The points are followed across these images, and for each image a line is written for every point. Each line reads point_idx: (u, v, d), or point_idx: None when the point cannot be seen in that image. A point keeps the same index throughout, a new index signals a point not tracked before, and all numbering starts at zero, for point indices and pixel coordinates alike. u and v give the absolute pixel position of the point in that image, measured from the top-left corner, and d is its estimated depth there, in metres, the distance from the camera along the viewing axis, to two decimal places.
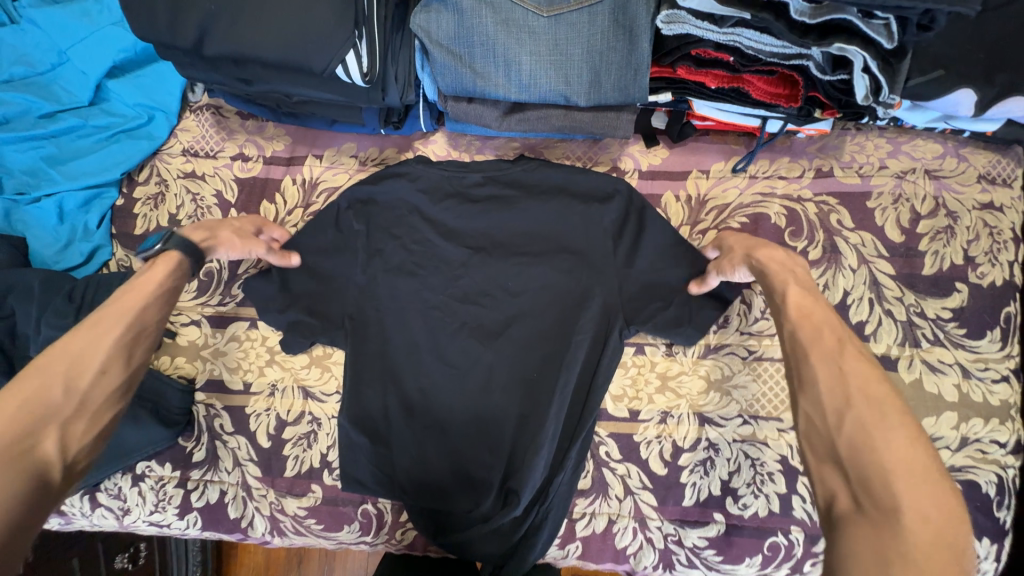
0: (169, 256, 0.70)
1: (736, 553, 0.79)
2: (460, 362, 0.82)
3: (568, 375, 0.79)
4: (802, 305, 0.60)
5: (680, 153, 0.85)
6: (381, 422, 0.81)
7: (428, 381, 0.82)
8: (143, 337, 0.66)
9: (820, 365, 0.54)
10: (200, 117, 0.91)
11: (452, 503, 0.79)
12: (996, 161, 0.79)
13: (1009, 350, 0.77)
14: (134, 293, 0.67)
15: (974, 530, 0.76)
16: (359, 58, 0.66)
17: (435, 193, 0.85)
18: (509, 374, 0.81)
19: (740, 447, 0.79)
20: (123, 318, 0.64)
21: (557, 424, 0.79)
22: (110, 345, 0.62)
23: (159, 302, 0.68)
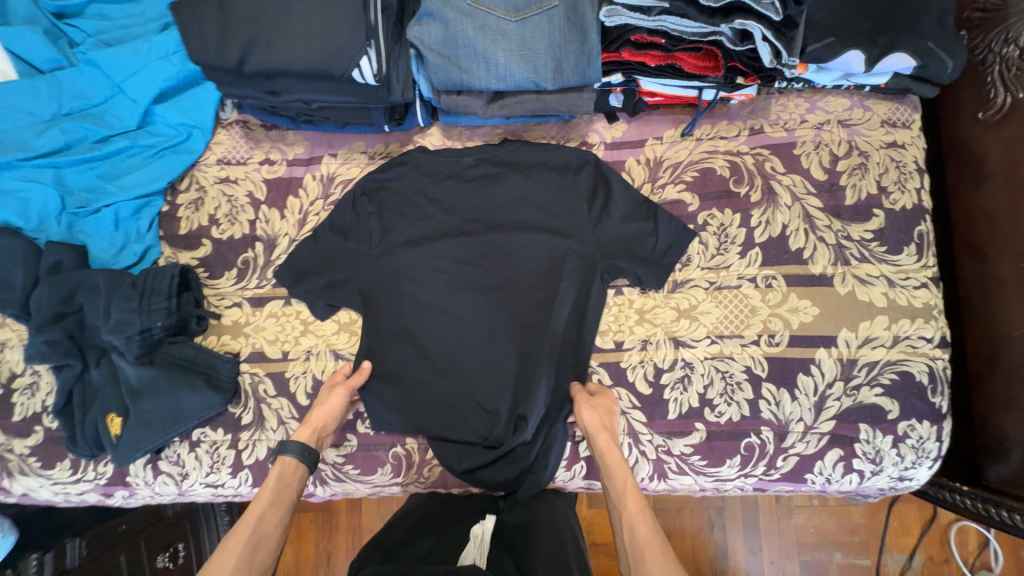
0: (284, 459, 0.87)
1: (717, 455, 0.92)
2: (467, 311, 0.96)
3: (562, 320, 0.95)
4: (638, 506, 0.81)
5: (637, 125, 1.01)
6: (401, 366, 0.96)
7: (442, 332, 0.96)
8: (260, 550, 0.79)
9: (654, 568, 0.74)
10: (230, 131, 1.06)
11: (467, 432, 0.94)
12: (895, 108, 0.96)
13: (925, 262, 0.92)
14: (251, 513, 0.82)
15: (915, 415, 0.90)
16: (371, 61, 0.82)
17: (436, 176, 1.01)
18: (512, 325, 0.95)
19: (711, 363, 0.92)
20: (240, 541, 0.79)
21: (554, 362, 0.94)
22: (233, 565, 0.77)
23: (272, 508, 0.83)
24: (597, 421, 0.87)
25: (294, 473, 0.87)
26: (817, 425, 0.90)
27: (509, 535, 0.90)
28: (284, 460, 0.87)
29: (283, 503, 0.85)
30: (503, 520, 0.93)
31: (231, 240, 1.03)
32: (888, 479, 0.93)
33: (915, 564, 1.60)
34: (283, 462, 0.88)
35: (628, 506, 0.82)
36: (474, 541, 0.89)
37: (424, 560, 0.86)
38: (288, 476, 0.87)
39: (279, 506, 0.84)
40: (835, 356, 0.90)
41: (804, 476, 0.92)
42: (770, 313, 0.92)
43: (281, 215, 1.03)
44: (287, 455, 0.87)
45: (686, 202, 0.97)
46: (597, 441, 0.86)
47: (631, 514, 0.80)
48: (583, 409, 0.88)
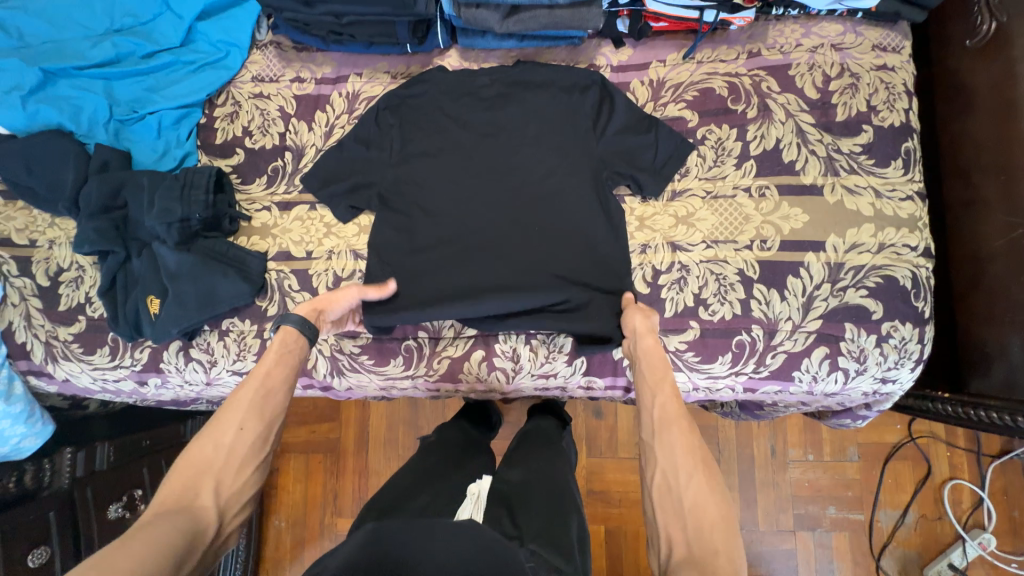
0: (285, 328, 0.87)
1: (710, 352, 0.98)
2: (488, 235, 1.03)
3: (577, 252, 1.01)
4: (674, 391, 0.81)
5: (642, 50, 1.08)
6: (421, 278, 1.02)
7: (460, 245, 1.03)
8: (268, 403, 0.82)
9: (679, 436, 0.75)
10: (265, 51, 1.15)
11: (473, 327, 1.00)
12: (886, 35, 1.02)
13: (911, 176, 0.98)
14: (258, 370, 0.83)
15: (898, 316, 0.96)
16: None
17: (453, 94, 1.08)
18: (524, 248, 1.02)
19: (706, 266, 0.99)
20: (249, 392, 0.81)
21: (565, 287, 0.99)
22: (246, 411, 0.79)
23: (281, 367, 0.84)
24: (643, 325, 0.90)
25: (294, 338, 0.87)
26: (805, 324, 0.96)
27: (509, 493, 0.97)
28: (287, 331, 0.88)
29: (286, 364, 0.85)
30: (503, 476, 1.02)
31: (263, 150, 1.12)
32: (872, 381, 0.98)
33: (908, 521, 1.63)
34: (287, 331, 0.87)
35: (662, 386, 0.82)
36: (471, 499, 0.98)
37: (423, 511, 0.90)
38: (288, 344, 0.87)
39: (282, 366, 0.85)
40: (823, 260, 0.96)
41: (791, 374, 0.98)
42: (763, 220, 0.98)
43: (309, 127, 1.12)
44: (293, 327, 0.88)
45: (686, 118, 1.04)
46: (643, 342, 0.89)
47: (663, 394, 0.81)
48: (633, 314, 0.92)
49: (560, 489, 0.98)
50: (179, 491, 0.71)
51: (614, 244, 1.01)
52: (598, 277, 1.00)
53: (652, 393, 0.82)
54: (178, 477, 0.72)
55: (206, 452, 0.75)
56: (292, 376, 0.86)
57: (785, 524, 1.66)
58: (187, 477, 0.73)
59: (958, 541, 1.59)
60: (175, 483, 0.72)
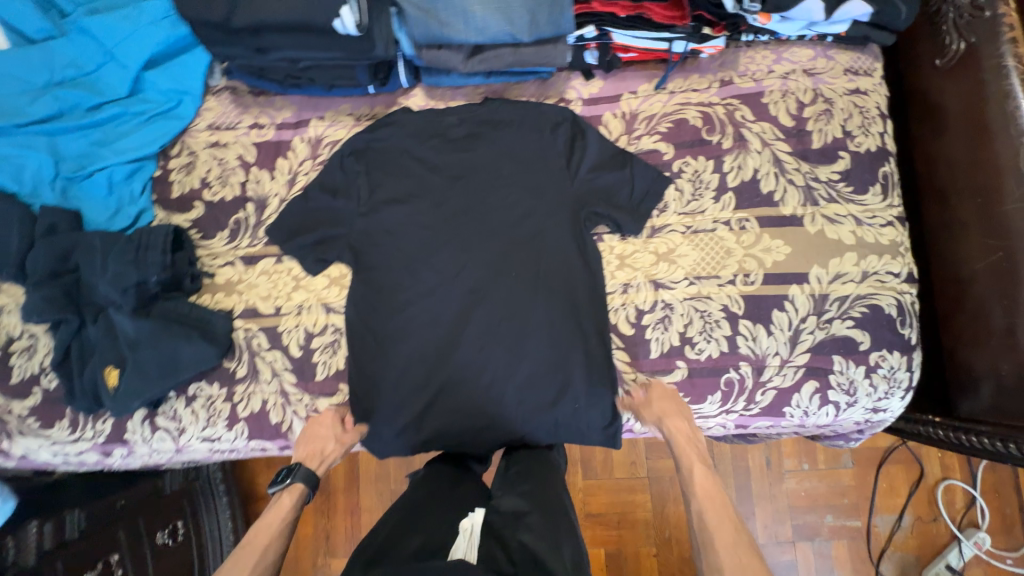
0: (293, 486, 0.91)
1: (699, 392, 0.96)
2: (461, 311, 1.00)
3: (559, 301, 0.98)
4: (710, 493, 0.81)
5: (613, 81, 1.05)
6: (403, 378, 0.99)
7: (439, 330, 1.00)
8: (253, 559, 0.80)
9: (722, 550, 0.73)
10: (220, 97, 1.10)
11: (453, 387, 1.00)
12: (857, 58, 1.01)
13: (890, 201, 0.97)
14: (260, 526, 0.85)
15: (885, 345, 0.94)
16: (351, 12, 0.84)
17: (420, 135, 1.04)
18: (506, 342, 0.99)
19: (690, 303, 0.96)
20: (242, 552, 0.81)
21: (546, 353, 0.98)
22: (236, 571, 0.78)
23: (275, 538, 0.84)
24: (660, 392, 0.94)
25: (293, 495, 0.91)
26: (793, 358, 0.94)
27: (503, 529, 0.83)
28: (291, 492, 0.91)
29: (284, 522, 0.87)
30: (498, 505, 0.88)
31: (223, 202, 1.06)
32: (862, 412, 0.96)
33: (904, 524, 1.62)
34: (297, 489, 0.92)
35: (695, 490, 0.83)
36: (465, 536, 0.82)
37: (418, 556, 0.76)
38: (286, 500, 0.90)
39: (278, 523, 0.86)
40: (808, 292, 0.94)
41: (782, 410, 0.96)
42: (744, 254, 0.96)
43: (271, 176, 1.06)
44: (300, 487, 0.92)
45: (661, 151, 1.01)
46: (670, 431, 0.90)
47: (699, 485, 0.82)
48: (648, 410, 0.93)
49: (560, 515, 0.84)
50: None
51: (594, 286, 0.98)
52: (581, 372, 0.98)
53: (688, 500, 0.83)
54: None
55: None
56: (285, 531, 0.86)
57: (784, 537, 1.64)
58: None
59: (953, 542, 1.59)
60: None
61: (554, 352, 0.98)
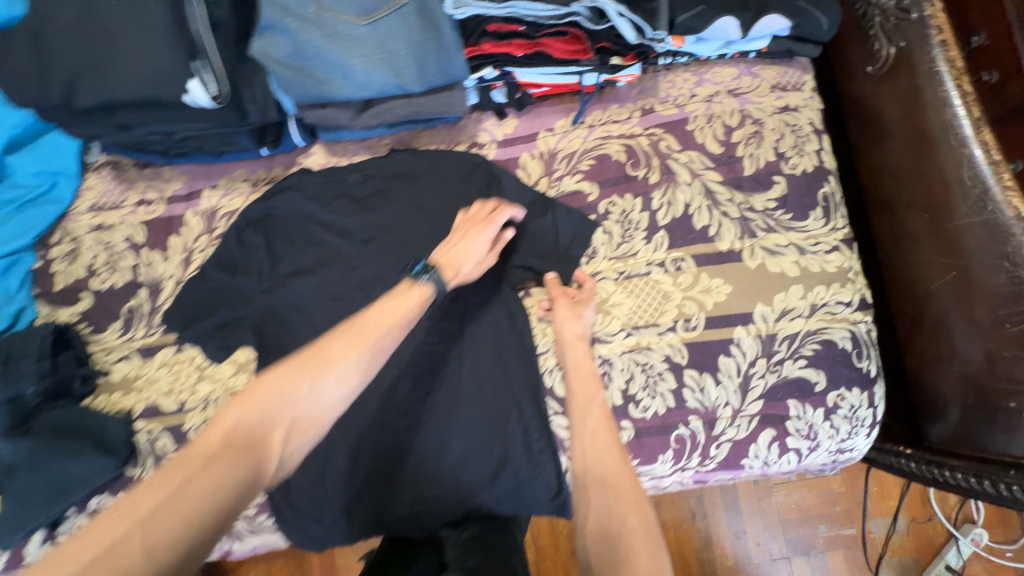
0: (422, 288, 0.76)
1: (649, 453, 0.87)
2: (383, 387, 0.91)
3: (488, 367, 0.90)
4: (603, 417, 0.78)
5: (527, 119, 0.97)
6: (325, 471, 0.89)
7: (360, 411, 0.90)
8: (282, 415, 0.62)
9: (607, 466, 0.72)
10: (100, 173, 1.01)
11: (381, 476, 0.89)
12: (783, 72, 0.94)
13: (833, 224, 0.90)
14: (325, 355, 0.66)
15: (843, 383, 0.86)
16: (203, 83, 0.73)
17: (323, 197, 0.95)
18: (435, 418, 0.90)
19: (630, 357, 0.88)
20: (263, 394, 0.62)
21: (479, 426, 0.89)
22: (254, 422, 0.61)
23: (286, 386, 0.63)
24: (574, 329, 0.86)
25: (380, 329, 0.70)
26: (745, 407, 0.86)
27: None
28: (413, 294, 0.75)
29: (370, 350, 0.69)
30: None
31: (112, 290, 0.96)
32: (828, 454, 0.89)
33: (900, 526, 1.45)
34: (420, 289, 0.76)
35: (591, 416, 0.78)
36: None
37: None
38: (339, 351, 0.67)
39: (350, 368, 0.67)
40: (754, 333, 0.86)
41: (740, 463, 0.88)
42: (683, 297, 0.88)
43: (164, 256, 0.96)
44: (429, 289, 0.76)
45: (585, 192, 0.93)
46: (572, 366, 0.84)
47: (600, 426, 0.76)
48: (565, 308, 0.86)
49: None
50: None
51: (525, 348, 0.90)
52: (520, 444, 0.89)
53: (582, 419, 0.78)
54: (106, 564, 0.48)
55: (138, 507, 0.51)
56: (358, 389, 0.68)
57: (778, 553, 1.45)
58: (95, 551, 0.49)
59: (952, 540, 1.42)
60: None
61: (489, 425, 0.89)
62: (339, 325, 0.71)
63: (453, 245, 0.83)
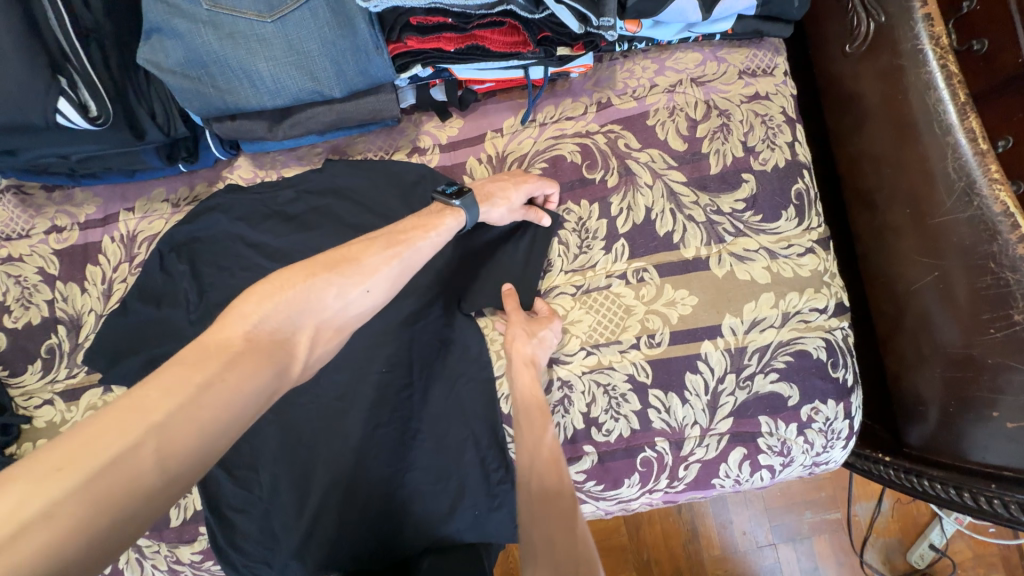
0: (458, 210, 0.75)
1: (613, 477, 0.82)
2: (329, 420, 0.84)
3: (440, 394, 0.84)
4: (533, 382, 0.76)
5: (472, 119, 0.88)
6: (272, 512, 0.84)
7: (305, 447, 0.85)
8: (304, 326, 0.59)
9: (534, 428, 0.73)
10: (3, 200, 0.91)
11: (329, 517, 0.83)
12: (752, 56, 0.85)
13: (807, 224, 0.82)
14: (357, 264, 0.65)
15: (817, 396, 0.81)
16: (76, 104, 0.63)
17: (253, 217, 0.85)
18: (387, 450, 0.84)
19: (591, 378, 0.82)
20: (291, 296, 0.59)
21: (432, 458, 0.83)
22: (276, 328, 0.57)
23: (307, 291, 0.60)
24: (519, 351, 0.77)
25: (418, 238, 0.70)
26: (714, 426, 0.81)
27: None
28: (445, 216, 0.74)
29: (403, 265, 0.68)
30: None
31: (29, 328, 0.88)
32: (802, 468, 0.84)
33: (885, 509, 1.34)
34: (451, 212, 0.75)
35: (520, 381, 0.76)
36: None
37: None
38: (374, 262, 0.66)
39: (380, 281, 0.66)
40: (722, 347, 0.80)
41: (711, 482, 0.83)
42: (647, 311, 0.81)
43: (82, 288, 0.88)
44: (462, 214, 0.75)
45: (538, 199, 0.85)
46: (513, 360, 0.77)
47: (542, 456, 0.71)
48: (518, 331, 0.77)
49: None
50: (122, 501, 0.41)
51: (478, 372, 0.84)
52: (478, 474, 0.83)
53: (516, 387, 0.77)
54: (122, 471, 0.42)
55: (148, 412, 0.45)
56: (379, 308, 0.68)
57: (764, 540, 1.33)
58: (96, 460, 0.41)
59: (935, 519, 1.31)
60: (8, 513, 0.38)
61: (443, 455, 0.83)
62: (373, 233, 0.71)
63: (497, 182, 0.81)
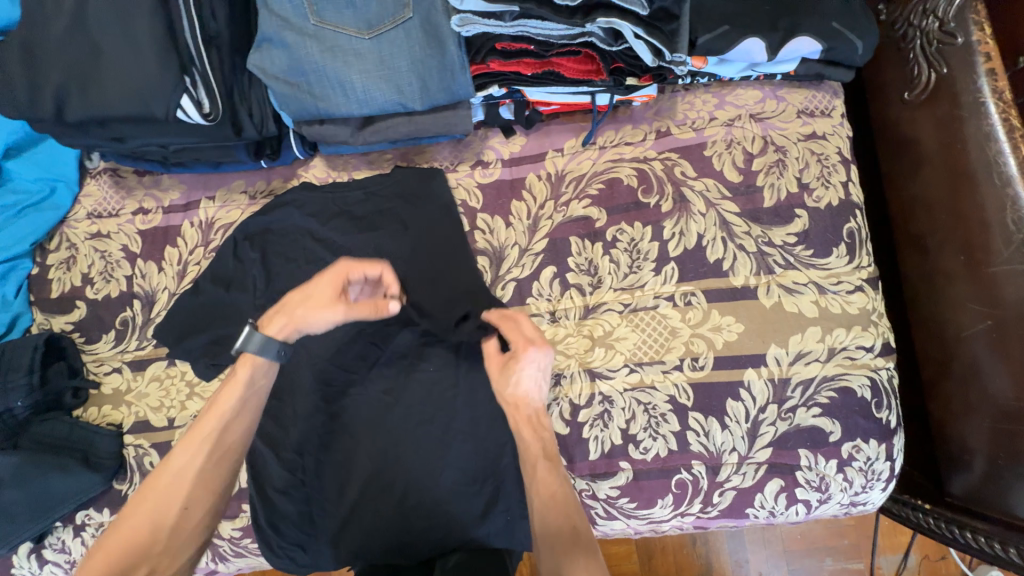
0: (246, 362, 0.72)
1: (647, 496, 0.83)
2: (375, 412, 0.88)
3: (484, 397, 0.87)
4: (527, 419, 0.76)
5: (535, 138, 0.93)
6: (312, 497, 0.87)
7: (350, 436, 0.88)
8: (144, 559, 0.61)
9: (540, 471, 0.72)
10: (99, 180, 0.99)
11: (366, 506, 0.86)
12: (811, 97, 0.88)
13: (858, 262, 0.84)
14: (162, 481, 0.65)
15: (859, 434, 0.81)
16: (195, 102, 0.72)
17: (323, 215, 0.90)
18: (427, 447, 0.86)
19: (632, 395, 0.83)
20: (161, 487, 0.64)
21: (470, 459, 0.86)
22: (114, 572, 0.60)
23: (189, 474, 0.65)
24: (516, 396, 0.77)
25: (228, 404, 0.69)
26: (752, 454, 0.81)
27: None
28: (243, 368, 0.72)
29: (214, 458, 0.67)
30: None
31: (107, 300, 0.95)
32: (839, 506, 0.83)
33: (911, 564, 1.29)
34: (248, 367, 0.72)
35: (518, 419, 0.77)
36: None
37: None
38: (183, 471, 0.65)
39: (190, 467, 0.66)
40: (766, 376, 0.81)
41: (744, 511, 0.83)
42: (691, 334, 0.83)
43: (159, 268, 0.94)
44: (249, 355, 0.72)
45: (593, 218, 0.88)
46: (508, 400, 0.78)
47: (540, 494, 0.70)
48: (502, 370, 0.78)
49: None
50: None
51: None
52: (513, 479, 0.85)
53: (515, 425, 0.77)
54: None
55: None
56: (223, 500, 0.67)
57: None
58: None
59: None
60: None
61: (481, 458, 0.85)
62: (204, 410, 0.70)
63: (299, 300, 0.75)
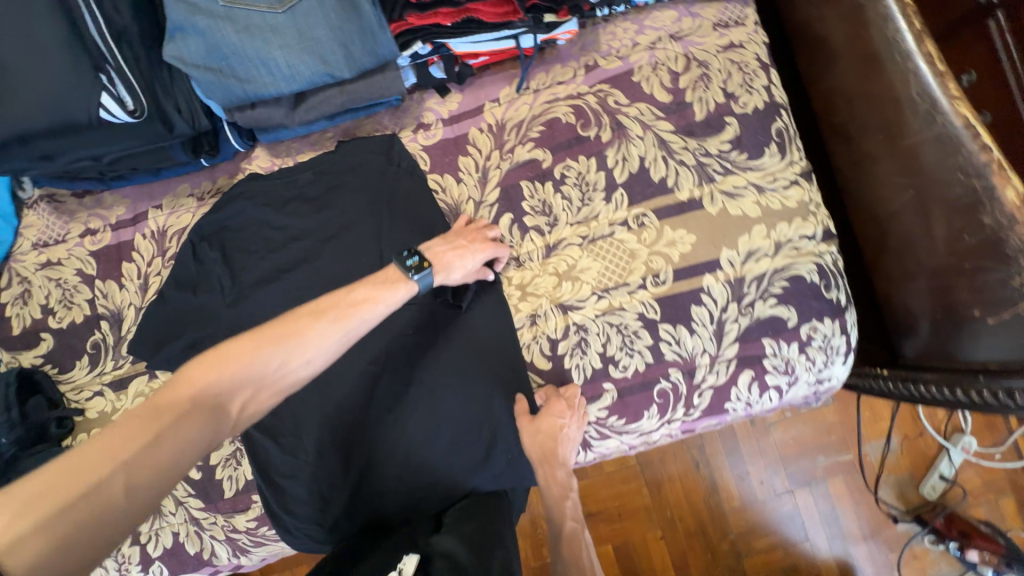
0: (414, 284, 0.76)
1: (634, 410, 0.88)
2: (364, 384, 0.90)
3: (466, 351, 0.89)
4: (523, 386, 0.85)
5: (471, 93, 0.94)
6: (318, 475, 0.88)
7: (344, 412, 0.90)
8: (248, 384, 0.63)
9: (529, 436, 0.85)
10: (37, 209, 0.97)
11: (371, 474, 0.89)
12: (723, 9, 0.92)
13: (789, 158, 0.89)
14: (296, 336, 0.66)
15: (814, 316, 0.87)
16: (118, 98, 0.73)
17: (277, 201, 0.90)
18: (421, 407, 0.89)
19: (604, 320, 0.88)
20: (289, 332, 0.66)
21: (463, 412, 0.89)
22: (216, 387, 0.61)
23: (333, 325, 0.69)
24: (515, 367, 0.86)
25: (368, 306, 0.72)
26: (722, 352, 0.87)
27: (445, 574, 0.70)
28: (398, 286, 0.75)
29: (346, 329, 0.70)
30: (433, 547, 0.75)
31: (73, 326, 0.93)
32: (808, 386, 0.90)
33: (894, 448, 1.38)
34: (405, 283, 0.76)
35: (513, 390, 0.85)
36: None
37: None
38: (315, 335, 0.68)
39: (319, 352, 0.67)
40: (723, 279, 0.86)
41: (724, 407, 0.89)
42: (649, 253, 0.88)
43: (120, 285, 0.93)
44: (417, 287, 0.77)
45: (539, 159, 0.91)
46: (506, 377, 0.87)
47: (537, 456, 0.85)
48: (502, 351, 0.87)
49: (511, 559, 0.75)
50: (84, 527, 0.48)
51: (501, 326, 0.89)
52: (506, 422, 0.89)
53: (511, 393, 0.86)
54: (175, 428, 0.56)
55: (190, 386, 0.60)
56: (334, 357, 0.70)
57: (782, 487, 1.38)
58: (68, 494, 0.48)
59: (942, 451, 1.36)
60: (104, 454, 0.51)
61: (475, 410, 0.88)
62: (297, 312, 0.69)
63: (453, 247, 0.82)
